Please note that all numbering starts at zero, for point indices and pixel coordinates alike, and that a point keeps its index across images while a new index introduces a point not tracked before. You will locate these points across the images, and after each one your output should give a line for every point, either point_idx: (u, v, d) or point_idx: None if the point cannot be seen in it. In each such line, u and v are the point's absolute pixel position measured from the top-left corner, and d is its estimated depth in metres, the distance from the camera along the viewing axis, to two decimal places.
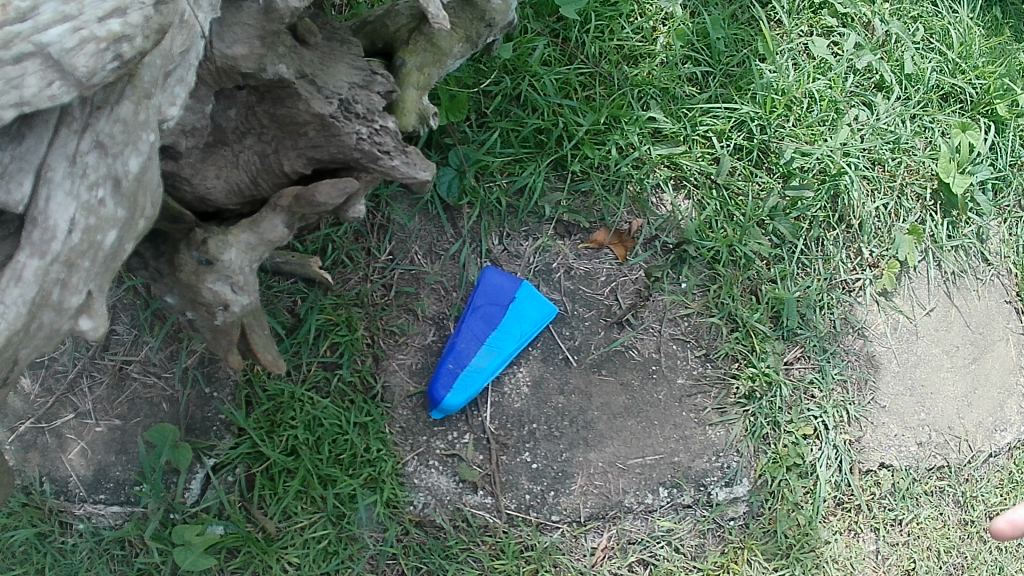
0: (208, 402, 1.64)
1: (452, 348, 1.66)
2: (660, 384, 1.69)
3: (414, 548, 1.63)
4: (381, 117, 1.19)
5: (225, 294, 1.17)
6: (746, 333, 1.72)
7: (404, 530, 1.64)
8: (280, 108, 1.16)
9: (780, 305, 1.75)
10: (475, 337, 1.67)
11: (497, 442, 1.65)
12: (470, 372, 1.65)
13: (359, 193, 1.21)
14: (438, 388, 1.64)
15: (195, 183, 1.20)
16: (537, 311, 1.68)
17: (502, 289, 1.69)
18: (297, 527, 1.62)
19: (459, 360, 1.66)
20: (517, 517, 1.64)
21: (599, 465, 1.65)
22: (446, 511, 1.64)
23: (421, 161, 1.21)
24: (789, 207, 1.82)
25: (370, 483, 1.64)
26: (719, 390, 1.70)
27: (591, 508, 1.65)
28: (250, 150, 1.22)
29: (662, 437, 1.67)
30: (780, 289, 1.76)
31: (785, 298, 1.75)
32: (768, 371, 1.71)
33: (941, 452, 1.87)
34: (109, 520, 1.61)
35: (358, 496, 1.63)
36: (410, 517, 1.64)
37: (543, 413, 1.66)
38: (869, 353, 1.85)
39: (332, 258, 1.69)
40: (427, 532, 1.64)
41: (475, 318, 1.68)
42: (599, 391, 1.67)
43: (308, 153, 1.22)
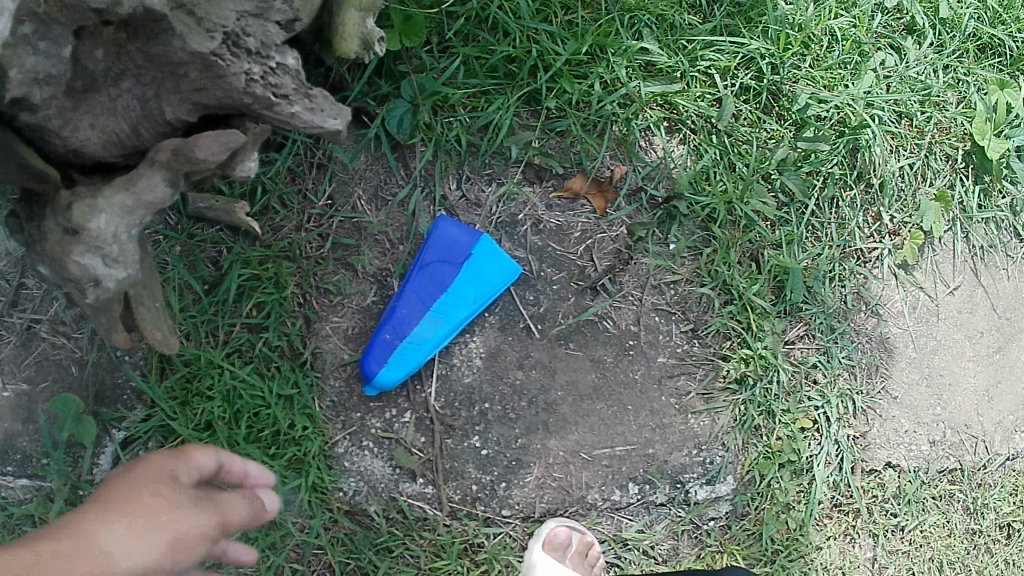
0: (119, 366, 1.38)
1: (392, 312, 1.40)
2: (637, 362, 1.43)
3: (342, 539, 1.38)
4: (279, 53, 0.91)
5: (96, 268, 0.90)
6: (743, 306, 1.46)
7: (332, 518, 1.38)
8: (154, 45, 0.86)
9: (784, 277, 1.50)
10: (420, 301, 1.40)
11: (441, 424, 1.40)
12: (412, 343, 1.38)
13: (248, 146, 0.94)
14: (372, 359, 1.38)
15: (65, 136, 0.90)
16: (495, 271, 1.41)
17: (457, 245, 1.42)
18: None
19: (400, 327, 1.39)
20: (462, 510, 1.40)
21: (561, 454, 1.41)
22: (380, 501, 1.39)
23: (329, 105, 0.95)
24: (799, 160, 1.55)
25: (294, 465, 1.38)
26: (706, 372, 1.45)
27: (547, 504, 1.41)
28: (128, 94, 0.91)
29: (637, 425, 1.42)
30: (785, 256, 1.51)
31: (790, 268, 1.49)
32: (765, 354, 1.46)
33: (954, 453, 1.65)
34: (19, 495, 1.35)
35: (281, 478, 1.37)
36: (340, 504, 1.38)
37: (498, 391, 1.41)
38: (883, 335, 1.61)
39: (262, 202, 1.42)
40: (359, 522, 1.39)
41: (422, 278, 1.41)
42: (565, 367, 1.42)
43: (193, 98, 0.92)
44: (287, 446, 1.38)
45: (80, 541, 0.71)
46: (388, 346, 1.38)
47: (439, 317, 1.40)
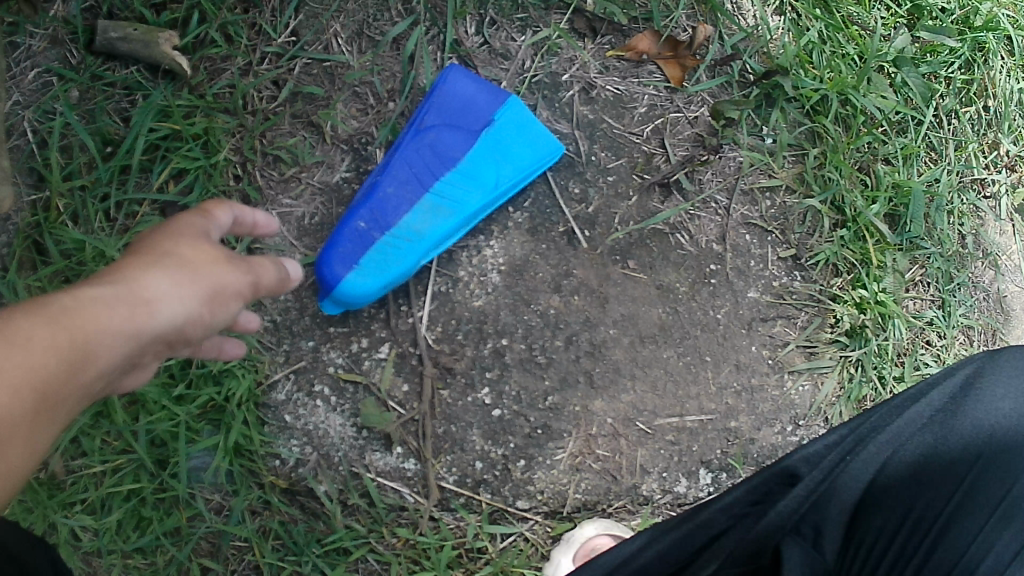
0: None
1: (371, 190, 0.91)
2: (721, 296, 0.99)
3: (275, 533, 0.92)
4: None
5: None
6: (857, 233, 1.06)
7: (262, 501, 0.92)
8: None
9: (903, 200, 1.11)
10: (415, 179, 0.92)
11: (434, 366, 0.94)
12: (400, 236, 0.90)
13: None
14: (334, 257, 0.89)
15: None
16: (528, 149, 0.95)
17: (474, 107, 0.95)
18: (90, 474, 0.89)
19: (382, 213, 0.90)
20: (457, 498, 0.95)
21: (609, 422, 0.96)
22: (337, 476, 0.93)
23: None
24: (919, 57, 1.18)
25: (210, 414, 0.92)
26: (810, 317, 1.03)
27: (583, 494, 0.96)
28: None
29: (717, 386, 0.99)
30: (902, 175, 1.12)
31: (912, 188, 1.10)
32: (885, 300, 1.03)
33: None
34: None
35: (191, 433, 0.91)
36: (276, 480, 0.92)
37: (522, 322, 0.95)
38: (1002, 293, 1.22)
39: (195, 33, 0.98)
40: (301, 506, 0.93)
41: (420, 147, 0.93)
42: (620, 295, 0.97)
43: None
44: (200, 385, 0.91)
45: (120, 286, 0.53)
46: (360, 240, 0.89)
47: (442, 205, 0.92)
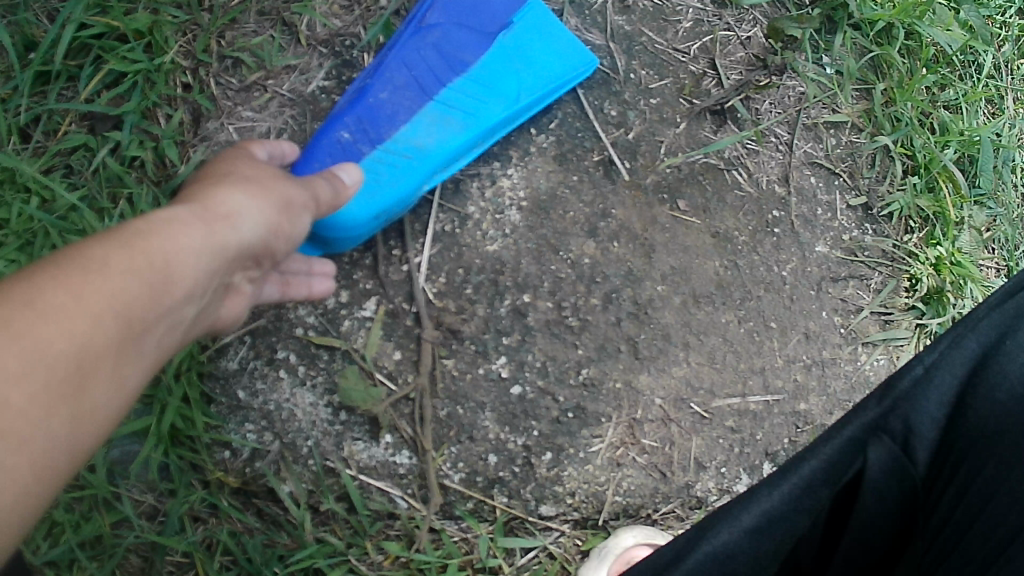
0: None
1: (359, 97, 0.72)
2: (785, 249, 0.81)
3: (225, 547, 0.71)
4: None
5: None
6: (929, 183, 0.89)
7: (207, 504, 0.72)
8: None
9: (970, 151, 0.95)
10: (415, 86, 0.73)
11: (435, 326, 0.74)
12: (394, 153, 0.71)
13: None
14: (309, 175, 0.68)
15: None
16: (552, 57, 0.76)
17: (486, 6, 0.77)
18: None
19: (372, 125, 0.71)
20: (466, 500, 0.74)
21: (658, 404, 0.76)
22: (303, 473, 0.73)
23: None
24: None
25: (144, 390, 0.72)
26: (884, 278, 0.85)
27: (627, 497, 0.75)
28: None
29: (785, 358, 0.79)
30: (965, 124, 0.97)
31: (981, 136, 0.95)
32: (960, 260, 0.87)
33: None
34: None
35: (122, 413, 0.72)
36: (225, 477, 0.72)
37: (548, 274, 0.75)
38: None
39: None
40: (260, 509, 0.73)
41: (420, 48, 0.74)
42: (667, 244, 0.77)
43: None
44: None
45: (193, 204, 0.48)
46: (344, 155, 0.70)
47: (448, 118, 0.73)
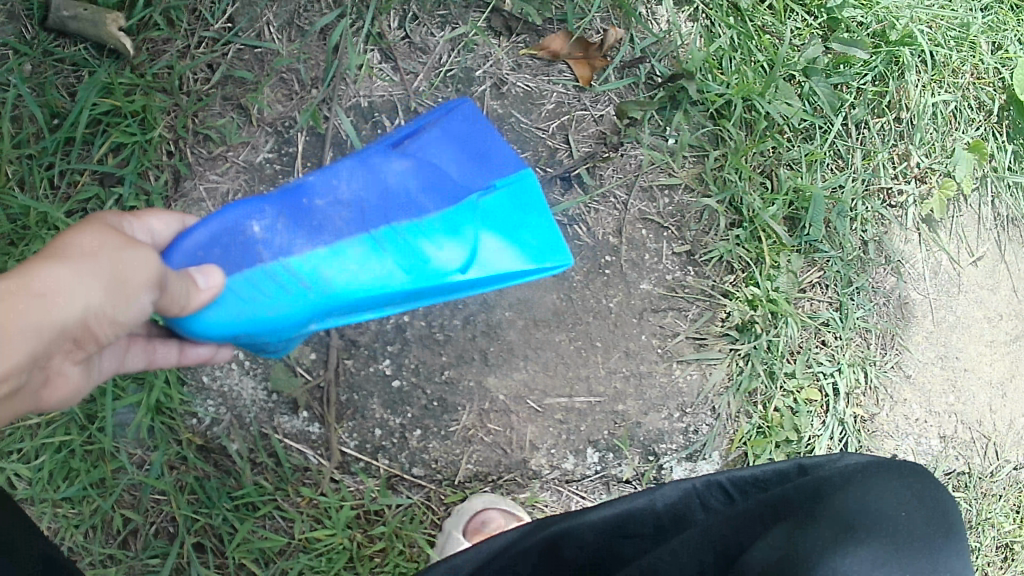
0: None
1: (300, 198, 0.74)
2: (613, 286, 1.06)
3: (191, 488, 0.97)
4: None
5: None
6: (754, 233, 1.12)
7: (180, 456, 0.97)
8: None
9: (803, 205, 1.17)
10: (358, 209, 0.74)
11: (341, 337, 1.00)
12: (290, 276, 0.71)
13: None
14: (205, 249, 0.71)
15: None
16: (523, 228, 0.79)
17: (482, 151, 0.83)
18: (25, 429, 0.93)
19: (295, 227, 0.72)
20: (357, 461, 1.01)
21: (501, 398, 1.03)
22: (246, 437, 0.98)
23: None
24: (831, 68, 1.25)
25: (137, 373, 0.96)
26: (700, 311, 1.10)
27: (474, 465, 1.03)
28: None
29: (606, 369, 1.05)
30: (804, 180, 1.18)
31: (812, 193, 1.16)
32: (775, 297, 1.12)
33: (964, 454, 1.38)
34: None
35: (118, 392, 0.95)
36: (193, 436, 0.97)
37: (423, 301, 1.01)
38: (902, 299, 1.30)
39: (140, 16, 1.02)
40: (214, 462, 0.98)
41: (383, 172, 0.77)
42: (517, 280, 1.04)
43: None
44: None
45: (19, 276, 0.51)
46: (238, 251, 0.71)
47: (379, 260, 0.73)
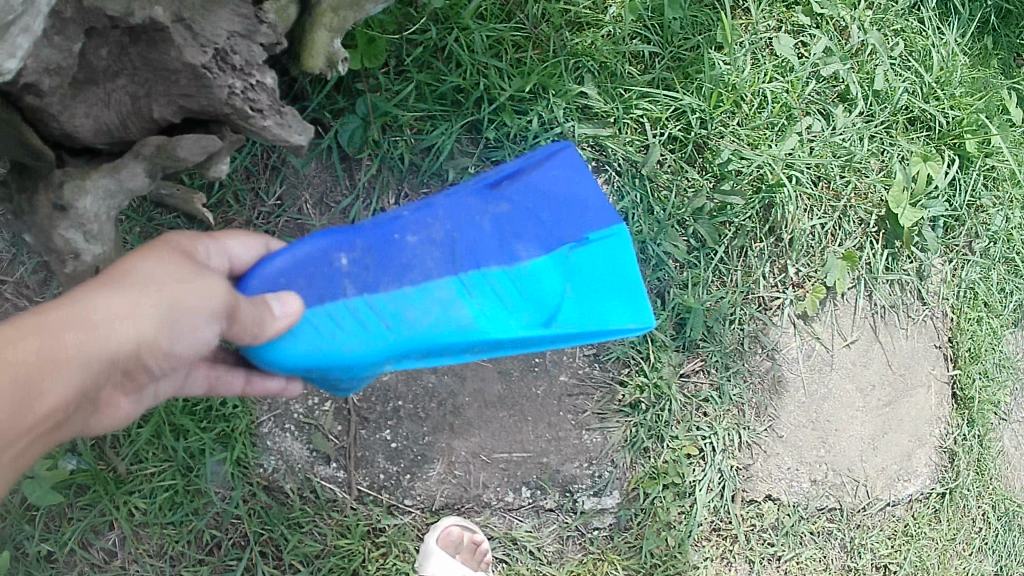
0: None
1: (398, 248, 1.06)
2: (540, 378, 1.60)
3: (258, 512, 1.53)
4: (259, 72, 1.14)
5: (77, 242, 1.17)
6: (648, 337, 1.65)
7: (251, 492, 1.53)
8: (153, 52, 1.11)
9: (686, 314, 1.69)
10: (442, 257, 1.05)
11: (357, 415, 1.54)
12: (387, 310, 1.02)
13: (222, 151, 1.21)
14: (305, 270, 1.06)
15: (62, 120, 1.13)
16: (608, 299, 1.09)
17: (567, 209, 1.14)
18: (145, 473, 1.49)
19: (384, 266, 1.04)
20: (368, 495, 1.55)
21: (464, 453, 1.56)
22: (296, 480, 1.54)
23: (297, 123, 1.18)
24: (715, 210, 1.73)
25: (222, 439, 1.51)
26: (603, 394, 1.62)
27: (445, 497, 1.57)
28: (122, 90, 1.16)
29: (535, 437, 1.58)
30: (689, 296, 1.70)
31: (692, 307, 1.68)
32: (659, 383, 1.64)
33: (835, 493, 1.81)
34: None
35: (207, 451, 1.50)
36: (261, 479, 1.53)
37: (411, 390, 1.55)
38: (776, 377, 1.78)
39: (217, 196, 1.59)
40: (274, 497, 1.54)
41: (465, 223, 1.08)
42: (475, 375, 1.57)
43: (179, 102, 1.17)
44: (215, 420, 1.51)
45: (82, 310, 0.80)
46: (331, 282, 1.04)
47: (459, 309, 1.03)
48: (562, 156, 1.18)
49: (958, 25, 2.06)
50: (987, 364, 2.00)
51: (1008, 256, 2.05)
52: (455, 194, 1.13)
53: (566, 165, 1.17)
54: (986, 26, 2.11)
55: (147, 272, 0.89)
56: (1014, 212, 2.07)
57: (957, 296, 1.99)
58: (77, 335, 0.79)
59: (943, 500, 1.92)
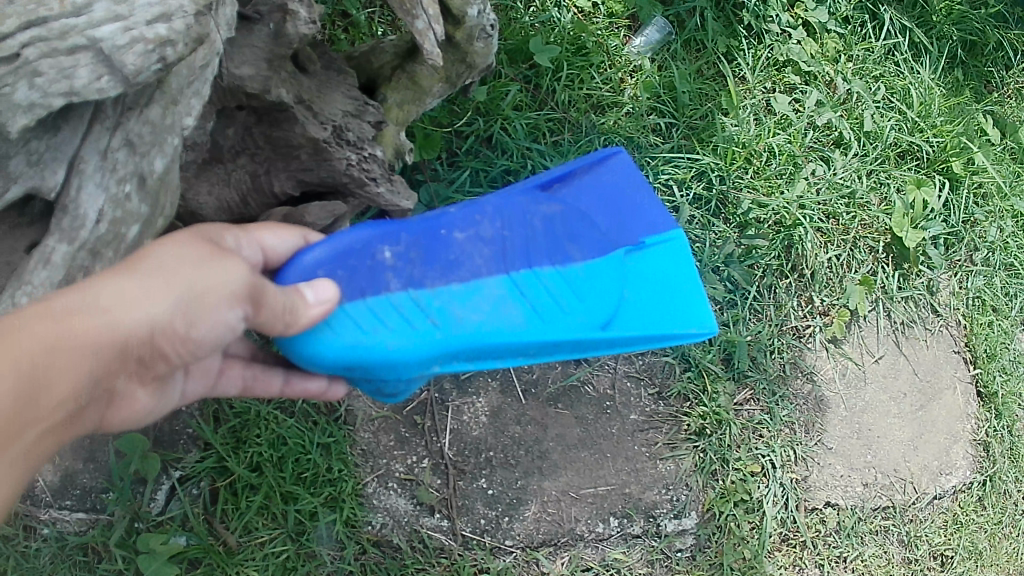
0: (178, 415, 1.61)
1: (448, 246, 1.16)
2: (613, 419, 1.81)
3: (370, 567, 1.63)
4: (370, 146, 1.38)
5: None
6: (701, 372, 1.88)
7: (361, 549, 1.64)
8: (277, 130, 1.33)
9: (732, 348, 1.91)
10: (491, 255, 1.17)
11: (455, 468, 1.70)
12: (437, 306, 1.12)
13: (343, 217, 1.46)
14: (345, 263, 1.13)
15: (189, 197, 1.37)
16: (658, 308, 1.28)
17: (607, 220, 1.32)
18: (257, 541, 1.60)
19: (430, 262, 1.15)
20: (472, 540, 1.69)
21: (554, 491, 1.75)
22: (404, 532, 1.66)
23: (403, 190, 1.43)
24: (743, 254, 1.99)
25: (330, 502, 1.63)
26: (670, 426, 1.84)
27: (543, 534, 1.73)
28: (243, 169, 1.38)
29: (616, 470, 1.79)
30: (733, 333, 1.93)
31: (737, 341, 1.91)
32: (718, 410, 1.86)
33: (886, 493, 2.00)
34: (72, 527, 1.55)
35: (319, 514, 1.62)
36: (370, 536, 1.65)
37: (500, 440, 1.74)
38: (817, 397, 2.00)
39: None
40: (385, 552, 1.65)
41: (512, 223, 1.21)
42: (555, 422, 1.78)
43: (298, 175, 1.39)
44: (321, 485, 1.64)
45: (94, 297, 0.88)
46: (375, 276, 1.12)
47: (512, 308, 1.15)
48: (611, 165, 1.38)
49: (930, 64, 2.33)
50: (1005, 361, 2.20)
51: (1007, 261, 2.27)
52: (506, 195, 1.25)
53: (617, 175, 1.38)
54: (954, 59, 2.38)
55: (161, 254, 0.96)
56: (1007, 222, 2.28)
57: (967, 305, 2.21)
58: (85, 321, 0.86)
59: (986, 487, 2.10)
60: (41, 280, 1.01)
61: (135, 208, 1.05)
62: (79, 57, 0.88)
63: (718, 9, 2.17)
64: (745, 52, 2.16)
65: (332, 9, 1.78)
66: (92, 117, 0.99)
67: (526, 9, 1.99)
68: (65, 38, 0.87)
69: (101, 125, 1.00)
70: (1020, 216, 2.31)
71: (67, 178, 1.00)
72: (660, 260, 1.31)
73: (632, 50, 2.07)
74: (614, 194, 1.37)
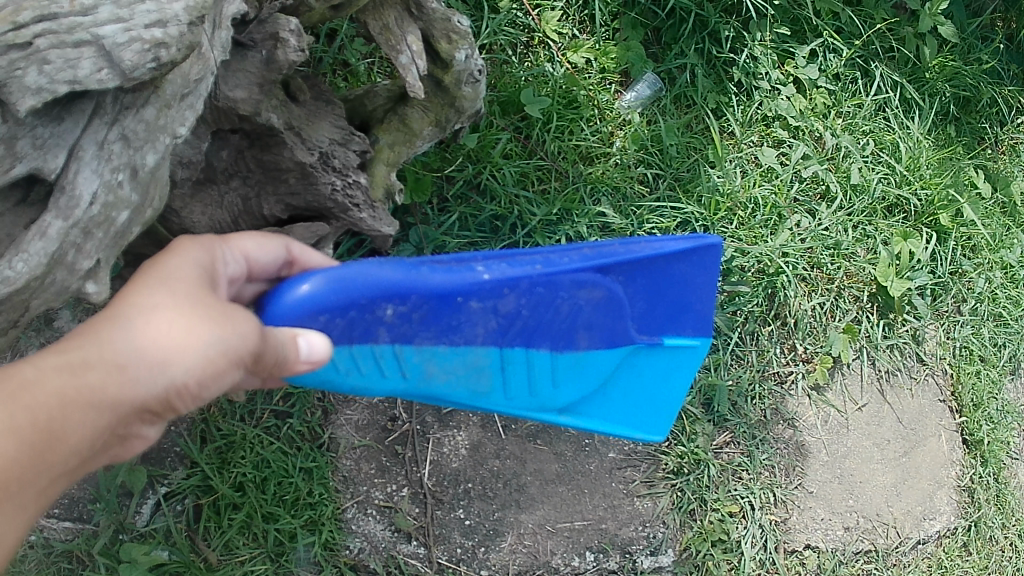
0: (167, 432, 1.70)
1: (459, 312, 1.31)
2: (592, 456, 1.86)
3: None
4: (354, 173, 1.51)
5: None
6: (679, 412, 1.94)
7: (338, 572, 1.70)
8: (267, 154, 1.45)
9: (711, 393, 1.97)
10: (492, 328, 1.36)
11: (432, 497, 1.76)
12: (418, 365, 1.32)
13: (327, 238, 1.59)
14: (346, 313, 1.18)
15: (182, 215, 1.45)
16: (621, 399, 1.58)
17: (638, 312, 1.49)
18: (237, 560, 1.67)
19: (427, 323, 1.29)
20: (448, 568, 1.74)
21: (530, 524, 1.79)
22: (380, 558, 1.72)
23: (384, 217, 1.57)
24: (727, 301, 2.05)
25: (310, 525, 1.70)
26: (648, 465, 1.89)
27: (518, 566, 1.77)
28: (235, 192, 1.50)
29: (592, 505, 1.83)
30: (712, 376, 1.98)
31: (715, 386, 1.97)
32: (696, 451, 1.91)
33: (868, 537, 2.00)
34: (60, 535, 1.64)
35: (298, 536, 1.69)
36: (346, 560, 1.71)
37: (479, 473, 1.80)
38: (798, 443, 2.02)
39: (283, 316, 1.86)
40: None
41: (532, 303, 1.38)
42: (533, 458, 1.83)
43: (285, 199, 1.52)
44: (300, 508, 1.71)
45: (107, 350, 0.85)
46: (369, 325, 1.22)
47: (485, 377, 1.40)
48: (684, 256, 1.47)
49: (920, 119, 2.37)
50: (991, 410, 2.20)
51: (995, 312, 2.28)
52: (551, 266, 1.37)
53: (682, 265, 1.47)
54: (947, 115, 2.42)
55: (173, 301, 0.91)
56: (996, 274, 2.29)
57: (953, 355, 2.22)
58: (99, 378, 0.84)
59: (970, 533, 2.09)
60: (34, 253, 0.96)
61: (126, 195, 1.04)
62: (82, 50, 0.88)
63: (709, 66, 2.26)
64: (733, 107, 2.24)
65: (332, 58, 1.91)
66: (91, 110, 0.98)
67: (520, 63, 2.12)
68: (71, 32, 0.87)
69: (99, 118, 0.99)
70: (1008, 268, 2.32)
71: (65, 164, 0.98)
72: (656, 362, 1.56)
73: (623, 104, 2.18)
74: (669, 286, 1.49)
